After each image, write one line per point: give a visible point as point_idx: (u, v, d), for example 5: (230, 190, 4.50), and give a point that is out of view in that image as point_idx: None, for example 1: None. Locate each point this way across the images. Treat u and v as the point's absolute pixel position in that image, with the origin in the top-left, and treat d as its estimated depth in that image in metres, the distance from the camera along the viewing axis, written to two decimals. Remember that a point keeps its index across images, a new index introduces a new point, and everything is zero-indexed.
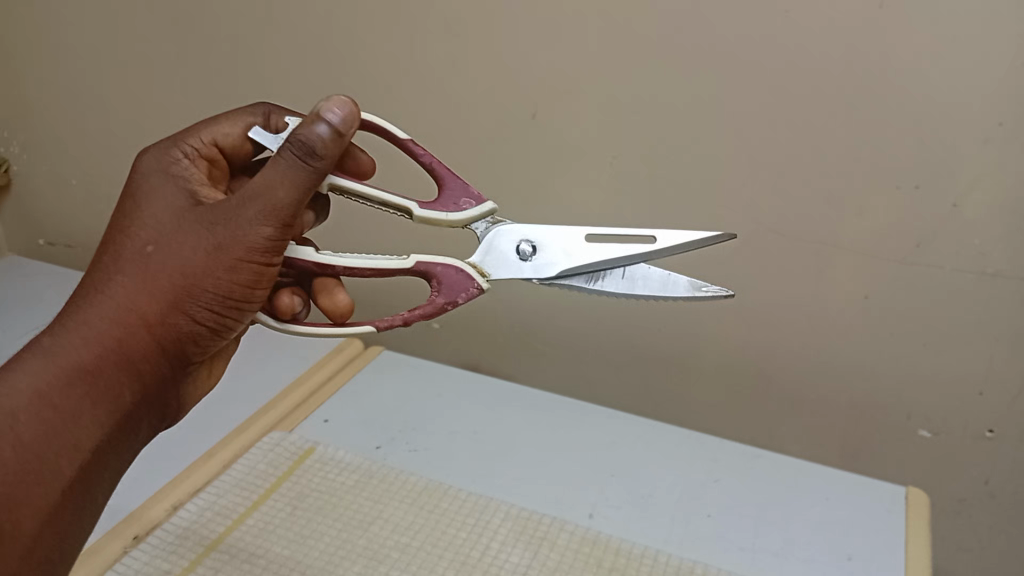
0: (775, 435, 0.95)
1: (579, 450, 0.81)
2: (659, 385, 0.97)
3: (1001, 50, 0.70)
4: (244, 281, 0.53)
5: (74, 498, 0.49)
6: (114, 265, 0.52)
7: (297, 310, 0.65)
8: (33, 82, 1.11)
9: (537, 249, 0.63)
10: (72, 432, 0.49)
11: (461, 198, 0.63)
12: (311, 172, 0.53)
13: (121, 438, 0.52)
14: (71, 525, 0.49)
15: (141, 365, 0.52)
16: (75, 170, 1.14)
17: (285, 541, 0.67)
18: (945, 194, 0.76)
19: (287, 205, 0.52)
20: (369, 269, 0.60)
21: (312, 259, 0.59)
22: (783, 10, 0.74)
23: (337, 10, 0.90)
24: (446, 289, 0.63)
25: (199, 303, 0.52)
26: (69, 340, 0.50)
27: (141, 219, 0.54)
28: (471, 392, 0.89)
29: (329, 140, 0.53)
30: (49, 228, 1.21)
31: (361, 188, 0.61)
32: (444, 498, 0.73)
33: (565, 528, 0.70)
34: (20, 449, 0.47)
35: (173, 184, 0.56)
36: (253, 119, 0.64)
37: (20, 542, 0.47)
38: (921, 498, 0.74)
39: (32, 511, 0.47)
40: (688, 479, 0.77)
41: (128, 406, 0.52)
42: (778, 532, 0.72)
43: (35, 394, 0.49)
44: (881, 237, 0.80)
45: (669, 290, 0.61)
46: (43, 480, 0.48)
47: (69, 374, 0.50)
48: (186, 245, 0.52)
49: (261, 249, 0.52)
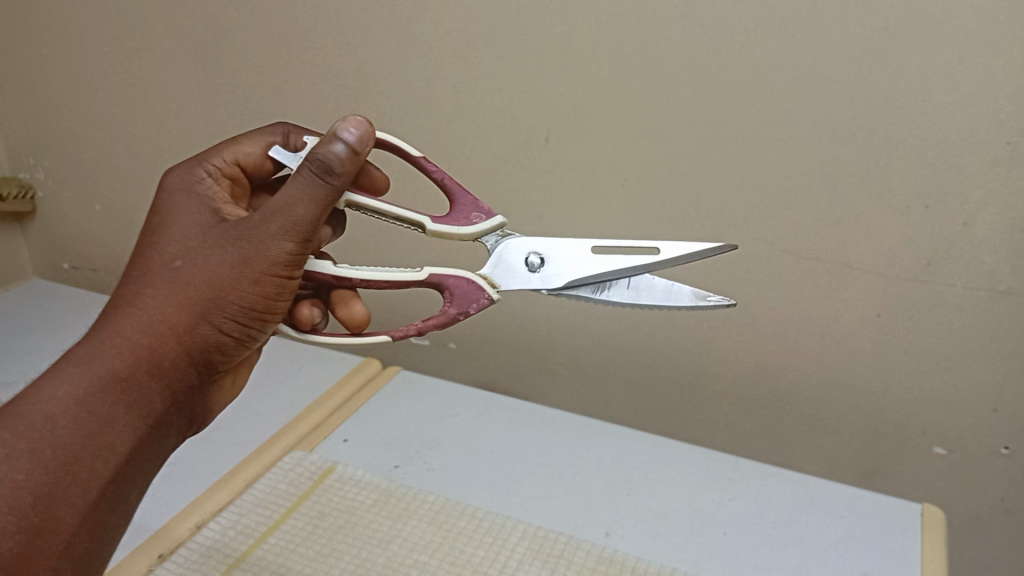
0: (789, 450, 0.95)
1: (593, 470, 0.82)
2: (672, 403, 0.98)
3: (1007, 72, 0.70)
4: (268, 293, 0.53)
5: (109, 500, 0.49)
6: (144, 278, 0.53)
7: (317, 320, 0.65)
8: (67, 114, 1.15)
9: (546, 261, 0.64)
10: (106, 437, 0.49)
11: (472, 212, 0.65)
12: (331, 187, 0.54)
13: (152, 444, 0.52)
14: (106, 529, 0.49)
15: (170, 374, 0.52)
16: (109, 200, 1.19)
17: (306, 559, 0.68)
18: (955, 212, 0.76)
19: (308, 220, 0.53)
20: (383, 281, 0.62)
21: (329, 271, 0.61)
22: (789, 35, 0.75)
23: (356, 43, 0.93)
24: (458, 299, 0.64)
25: (226, 314, 0.53)
26: (101, 349, 0.50)
27: (169, 234, 0.55)
28: (486, 412, 0.90)
29: (346, 157, 0.54)
30: (86, 254, 1.26)
31: (376, 204, 0.63)
32: (461, 517, 0.74)
33: (582, 547, 0.71)
34: (56, 453, 0.47)
35: (197, 203, 0.57)
36: (273, 139, 0.65)
37: (59, 539, 0.47)
38: (938, 515, 0.74)
39: (70, 511, 0.47)
40: (701, 497, 0.78)
41: (158, 414, 0.52)
42: (793, 549, 0.72)
43: (71, 401, 0.48)
44: (891, 256, 0.81)
45: (673, 300, 0.63)
46: (78, 483, 0.47)
47: (102, 382, 0.50)
48: (213, 257, 0.53)
49: (285, 262, 0.53)
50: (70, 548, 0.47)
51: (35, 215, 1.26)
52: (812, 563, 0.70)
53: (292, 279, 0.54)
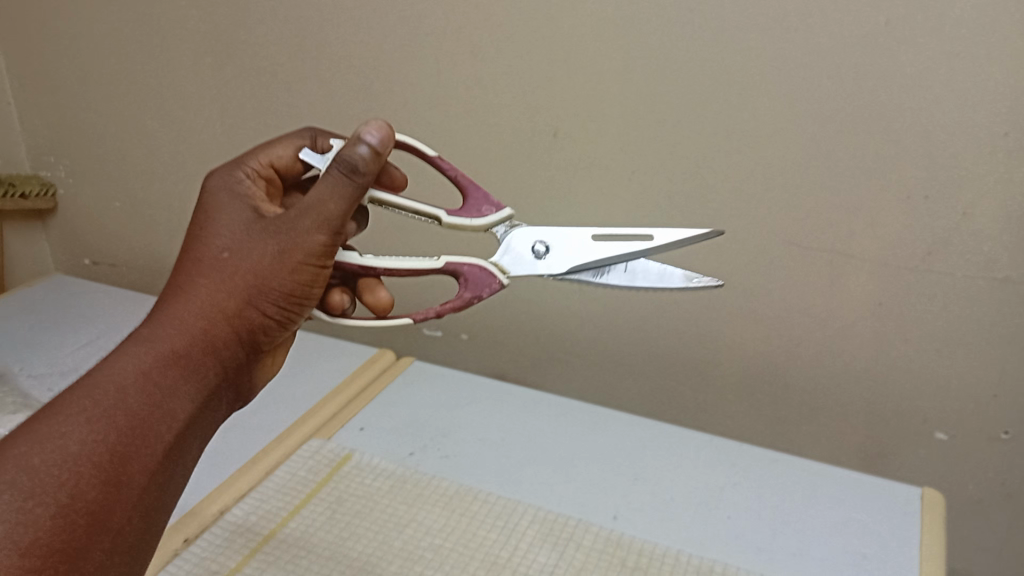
0: (795, 437, 0.97)
1: (601, 456, 0.84)
2: (679, 391, 1.00)
3: (1005, 65, 0.71)
4: (306, 281, 0.56)
5: (172, 464, 0.50)
6: (195, 267, 0.55)
7: (346, 306, 0.66)
8: (87, 114, 1.18)
9: (550, 249, 0.66)
10: (171, 405, 0.50)
11: (483, 205, 0.68)
12: (357, 187, 0.56)
13: (206, 420, 0.54)
14: (170, 490, 0.50)
15: (221, 352, 0.54)
16: (129, 196, 1.22)
17: (326, 541, 0.71)
18: (955, 203, 0.78)
19: (339, 214, 0.56)
20: (405, 270, 0.64)
21: (358, 261, 0.62)
22: (792, 31, 0.76)
23: (368, 42, 0.95)
24: (472, 285, 0.66)
25: (270, 299, 0.55)
26: (160, 329, 0.52)
27: (214, 228, 0.57)
28: (498, 400, 0.93)
29: (370, 158, 0.56)
30: (106, 250, 1.29)
31: (395, 199, 0.65)
32: (474, 502, 0.77)
33: (590, 530, 0.73)
34: (128, 416, 0.48)
35: (237, 200, 0.59)
36: (302, 142, 0.68)
37: (134, 491, 0.47)
38: (937, 498, 0.77)
39: (142, 467, 0.48)
40: (706, 482, 0.80)
41: (212, 390, 0.54)
42: (795, 532, 0.74)
43: (139, 372, 0.50)
44: (892, 246, 0.82)
45: (666, 282, 0.65)
46: (149, 444, 0.49)
47: (165, 357, 0.51)
48: (258, 247, 0.55)
49: (320, 253, 0.56)
50: (143, 505, 0.48)
51: (56, 213, 1.29)
52: (814, 545, 0.72)
53: (325, 268, 0.57)
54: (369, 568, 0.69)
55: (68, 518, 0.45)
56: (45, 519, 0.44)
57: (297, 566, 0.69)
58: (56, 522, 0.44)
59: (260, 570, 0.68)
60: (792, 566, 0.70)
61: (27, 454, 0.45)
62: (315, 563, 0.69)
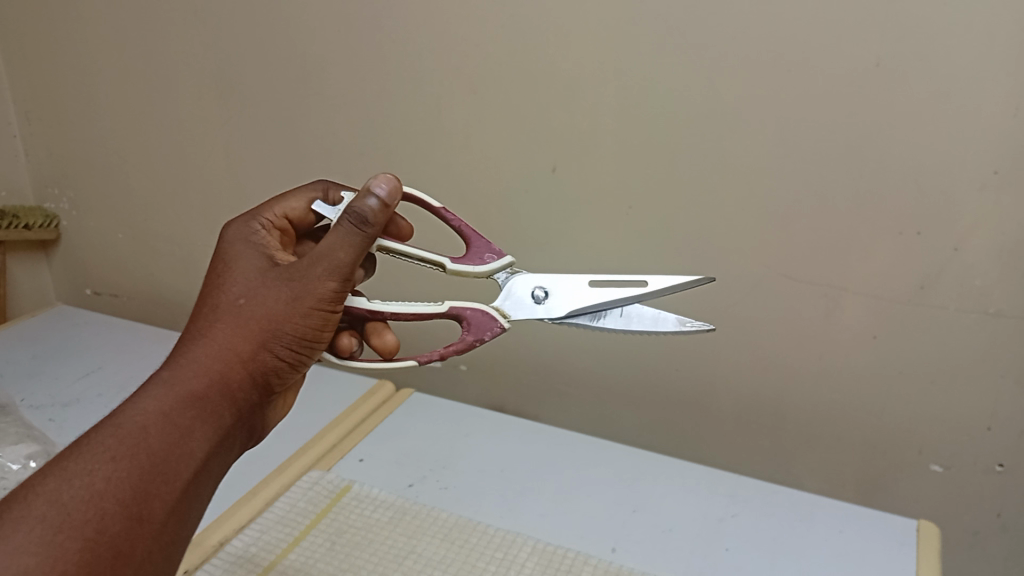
0: (791, 468, 0.98)
1: (600, 488, 0.85)
2: (676, 422, 1.01)
3: (991, 105, 0.73)
4: (314, 326, 0.58)
5: (190, 500, 0.50)
6: (213, 313, 0.57)
7: (355, 349, 0.68)
8: (92, 147, 1.20)
9: (549, 294, 0.68)
10: (191, 444, 0.51)
11: (485, 252, 0.69)
12: (365, 238, 0.59)
13: (222, 457, 0.54)
14: (187, 526, 0.50)
15: (238, 394, 0.55)
16: (132, 227, 1.23)
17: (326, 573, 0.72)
18: (945, 238, 0.80)
19: (348, 264, 0.58)
20: (408, 314, 0.66)
21: (365, 307, 0.65)
22: (784, 70, 0.78)
23: (370, 79, 0.97)
24: (475, 328, 0.67)
25: (283, 343, 0.57)
26: (180, 371, 0.53)
27: (231, 276, 0.59)
28: (497, 431, 0.94)
29: (378, 211, 0.59)
30: (109, 280, 1.30)
31: (402, 247, 0.67)
32: (473, 534, 0.77)
33: (589, 561, 0.74)
34: (150, 455, 0.49)
35: (251, 249, 0.61)
36: (314, 194, 0.70)
37: (151, 529, 0.47)
38: (932, 530, 0.77)
39: (161, 504, 0.48)
40: (704, 514, 0.81)
41: (229, 431, 0.54)
42: (792, 564, 0.74)
43: (159, 413, 0.51)
44: (885, 279, 0.84)
45: (659, 326, 0.66)
46: (170, 482, 0.49)
47: (184, 398, 0.52)
48: (272, 294, 0.57)
49: (328, 299, 0.58)
50: (162, 541, 0.48)
51: (59, 244, 1.30)
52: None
53: (335, 312, 0.59)
54: None
55: (92, 554, 0.45)
56: (71, 552, 0.44)
57: None
58: (82, 555, 0.44)
59: None
60: None
61: (56, 492, 0.46)
62: None
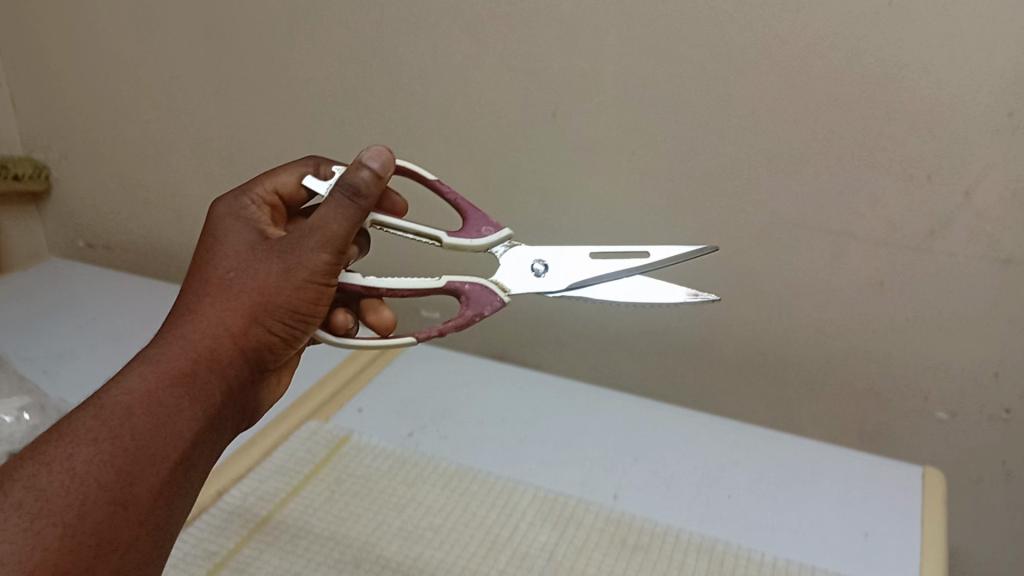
0: (794, 417, 0.97)
1: (602, 436, 0.84)
2: (678, 371, 1.00)
3: (1008, 44, 0.71)
4: (308, 300, 0.56)
5: (178, 481, 0.49)
6: (202, 289, 0.56)
7: (351, 325, 0.66)
8: (80, 97, 1.17)
9: (549, 268, 0.66)
10: (178, 424, 0.50)
11: (482, 226, 0.67)
12: (358, 210, 0.57)
13: (214, 436, 0.53)
14: (176, 507, 0.49)
15: (228, 371, 0.54)
16: (123, 178, 1.21)
17: (326, 521, 0.71)
18: (957, 183, 0.78)
19: (341, 235, 0.56)
20: (403, 290, 0.65)
21: (361, 283, 0.64)
22: (794, 9, 0.75)
23: (365, 22, 0.94)
24: (474, 303, 0.65)
25: (274, 318, 0.56)
26: (168, 350, 0.53)
27: (221, 253, 0.58)
28: (496, 381, 0.93)
29: (371, 182, 0.58)
30: (101, 232, 1.28)
31: (396, 221, 0.66)
32: (474, 482, 0.76)
33: (591, 509, 0.73)
34: (134, 436, 0.48)
35: (242, 225, 0.60)
36: (305, 169, 0.67)
37: (134, 509, 0.47)
38: (938, 480, 0.76)
39: (147, 485, 0.47)
40: (706, 461, 0.80)
41: (220, 410, 0.53)
42: (795, 511, 0.74)
43: (145, 393, 0.50)
44: (894, 226, 0.82)
45: (664, 298, 0.65)
46: (156, 463, 0.48)
47: (171, 376, 0.51)
48: (261, 269, 0.56)
49: (320, 273, 0.56)
50: (149, 522, 0.47)
51: (49, 195, 1.28)
52: (812, 524, 0.72)
53: (329, 286, 0.58)
54: (370, 547, 0.69)
55: (74, 538, 0.44)
56: (53, 538, 0.44)
57: (297, 547, 0.69)
58: (63, 541, 0.44)
59: (258, 551, 0.68)
60: (793, 545, 0.70)
61: (36, 475, 0.45)
62: (316, 543, 0.69)
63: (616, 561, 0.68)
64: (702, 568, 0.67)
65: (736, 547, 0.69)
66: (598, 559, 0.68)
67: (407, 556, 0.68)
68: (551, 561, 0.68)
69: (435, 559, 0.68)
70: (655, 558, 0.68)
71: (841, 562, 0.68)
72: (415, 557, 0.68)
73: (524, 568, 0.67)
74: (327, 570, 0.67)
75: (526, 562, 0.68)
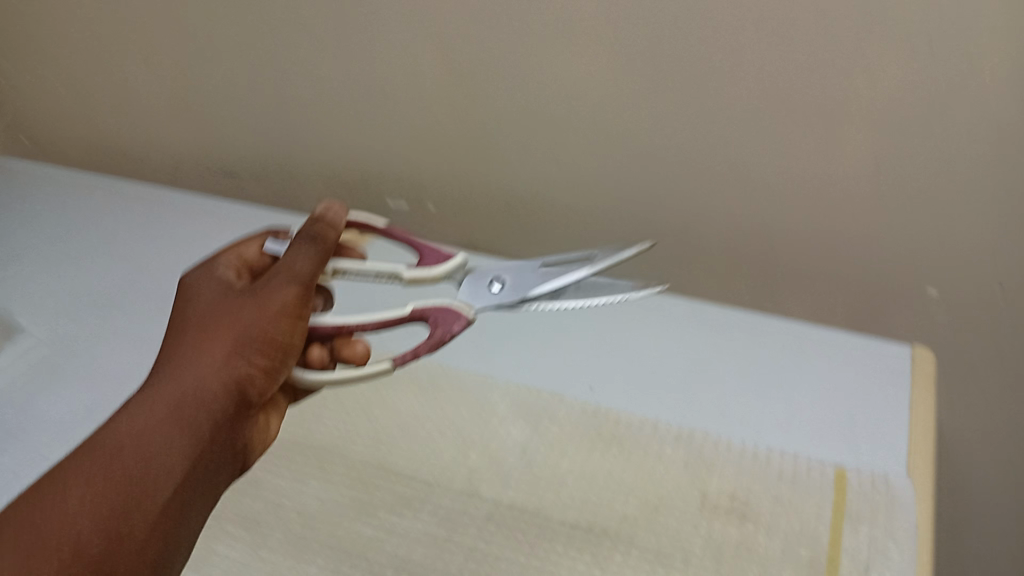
0: (780, 297, 0.93)
1: (579, 325, 0.80)
2: (658, 254, 0.95)
3: None
4: (287, 330, 0.53)
5: (172, 518, 0.44)
6: (177, 336, 0.52)
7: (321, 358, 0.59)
8: None
9: (506, 284, 0.67)
10: (170, 458, 0.45)
11: (439, 255, 0.66)
12: (320, 250, 0.57)
13: (209, 480, 0.48)
14: (174, 552, 0.44)
15: (216, 405, 0.49)
16: (57, 70, 1.12)
17: (288, 424, 0.68)
18: (957, 48, 0.67)
19: (307, 274, 0.55)
20: (370, 323, 0.59)
21: (329, 322, 0.59)
22: None
23: None
24: (442, 321, 0.60)
25: (255, 347, 0.51)
26: (148, 390, 0.48)
27: (191, 305, 0.54)
28: (468, 271, 0.88)
29: (325, 228, 0.58)
30: (45, 127, 1.20)
31: (354, 264, 0.64)
32: (445, 379, 0.72)
33: (565, 402, 0.70)
34: (122, 476, 0.44)
35: (209, 277, 0.57)
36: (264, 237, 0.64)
37: (129, 544, 0.42)
38: (927, 357, 0.73)
39: (140, 518, 0.43)
40: (688, 347, 0.76)
41: (212, 450, 0.48)
42: (778, 396, 0.71)
43: (129, 433, 0.45)
44: (885, 103, 0.72)
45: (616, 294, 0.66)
46: (147, 500, 0.44)
47: (157, 412, 0.47)
48: (235, 309, 0.53)
49: (295, 305, 0.54)
50: (147, 560, 0.43)
51: None
52: (797, 410, 0.69)
53: (304, 320, 0.55)
54: (334, 450, 0.66)
55: None
56: None
57: None
58: None
59: None
60: (775, 433, 0.67)
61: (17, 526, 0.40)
62: (277, 448, 0.66)
63: (591, 454, 0.65)
64: (681, 459, 0.64)
65: (716, 437, 0.66)
66: (572, 452, 0.65)
67: (373, 458, 0.65)
68: (523, 457, 0.65)
69: (402, 458, 0.65)
70: (632, 451, 0.65)
71: (827, 448, 0.65)
72: (382, 457, 0.65)
73: (496, 465, 0.64)
74: (290, 475, 0.64)
75: (498, 459, 0.65)
